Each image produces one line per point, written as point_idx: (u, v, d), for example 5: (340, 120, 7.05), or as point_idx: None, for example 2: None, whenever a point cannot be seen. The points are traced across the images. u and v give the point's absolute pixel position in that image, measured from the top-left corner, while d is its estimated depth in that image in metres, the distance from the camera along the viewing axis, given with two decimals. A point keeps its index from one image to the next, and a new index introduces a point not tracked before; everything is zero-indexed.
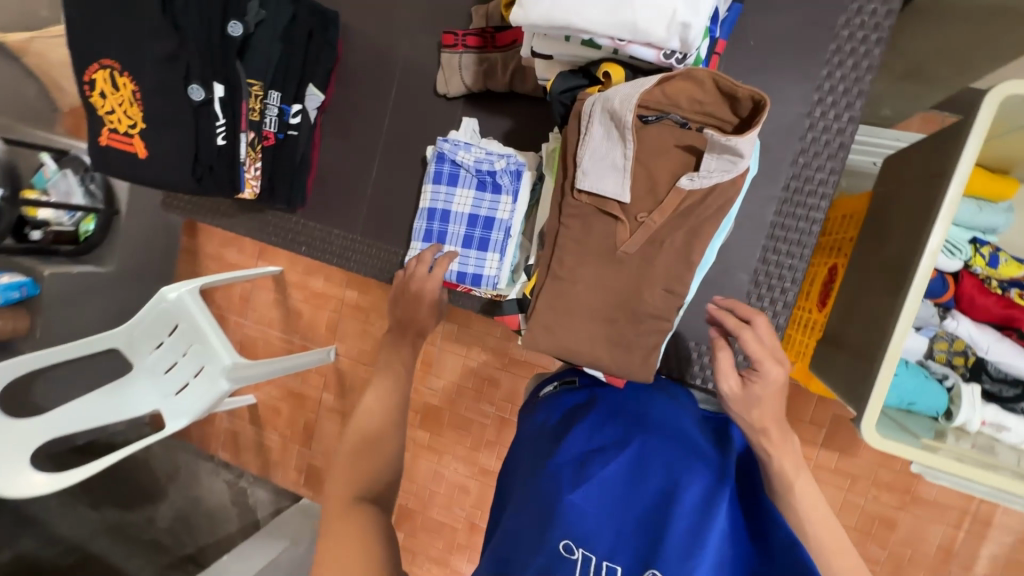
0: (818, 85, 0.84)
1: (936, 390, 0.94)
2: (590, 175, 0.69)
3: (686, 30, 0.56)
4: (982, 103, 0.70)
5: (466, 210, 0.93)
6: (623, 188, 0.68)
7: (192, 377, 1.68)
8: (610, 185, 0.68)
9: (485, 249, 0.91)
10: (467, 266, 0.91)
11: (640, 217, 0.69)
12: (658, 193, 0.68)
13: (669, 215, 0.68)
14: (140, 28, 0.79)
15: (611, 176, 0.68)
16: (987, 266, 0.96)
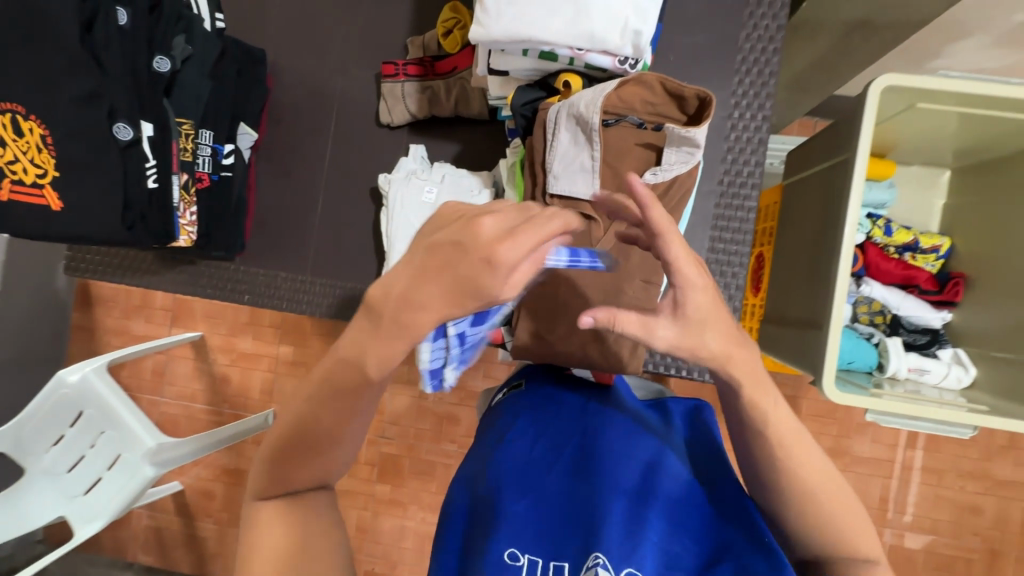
0: (733, 91, 0.95)
1: (867, 348, 1.05)
2: (561, 179, 0.73)
3: (639, 36, 0.62)
4: (871, 92, 0.84)
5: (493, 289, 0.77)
6: (594, 189, 0.72)
7: (105, 469, 1.45)
8: (581, 188, 0.72)
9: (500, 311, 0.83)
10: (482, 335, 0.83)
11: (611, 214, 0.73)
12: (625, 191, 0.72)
13: None
14: (50, 63, 0.71)
15: (581, 178, 0.72)
16: (884, 235, 1.12)
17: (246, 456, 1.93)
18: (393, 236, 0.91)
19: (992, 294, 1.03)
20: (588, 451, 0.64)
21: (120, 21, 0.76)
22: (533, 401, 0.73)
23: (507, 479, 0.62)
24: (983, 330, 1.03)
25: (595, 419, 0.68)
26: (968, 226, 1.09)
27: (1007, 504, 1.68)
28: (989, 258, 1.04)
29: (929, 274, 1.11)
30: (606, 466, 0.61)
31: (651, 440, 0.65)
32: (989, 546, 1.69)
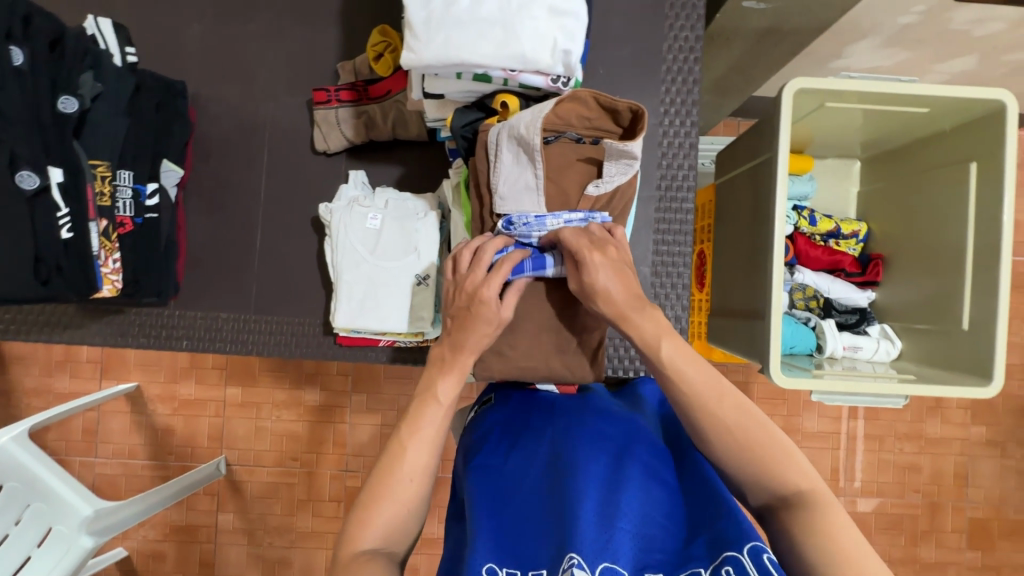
0: (661, 100, 0.99)
1: (805, 332, 1.12)
2: (507, 201, 0.73)
3: (568, 55, 0.63)
4: (784, 95, 0.90)
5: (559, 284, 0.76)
6: (541, 208, 0.72)
7: (36, 547, 1.28)
8: (528, 206, 0.73)
9: None
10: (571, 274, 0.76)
11: None
12: (570, 207, 0.74)
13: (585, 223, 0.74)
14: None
15: (528, 198, 0.72)
16: (810, 225, 1.20)
17: (198, 510, 1.81)
18: (339, 266, 0.88)
19: (907, 269, 1.12)
20: (557, 455, 0.66)
21: (16, 61, 0.70)
22: (504, 421, 0.77)
23: (486, 503, 0.63)
24: (908, 303, 1.11)
25: (562, 423, 0.72)
26: (880, 211, 1.19)
27: (940, 459, 1.83)
28: (901, 237, 1.14)
29: (852, 258, 1.19)
30: (575, 465, 0.63)
31: (617, 431, 0.70)
32: (929, 499, 1.83)
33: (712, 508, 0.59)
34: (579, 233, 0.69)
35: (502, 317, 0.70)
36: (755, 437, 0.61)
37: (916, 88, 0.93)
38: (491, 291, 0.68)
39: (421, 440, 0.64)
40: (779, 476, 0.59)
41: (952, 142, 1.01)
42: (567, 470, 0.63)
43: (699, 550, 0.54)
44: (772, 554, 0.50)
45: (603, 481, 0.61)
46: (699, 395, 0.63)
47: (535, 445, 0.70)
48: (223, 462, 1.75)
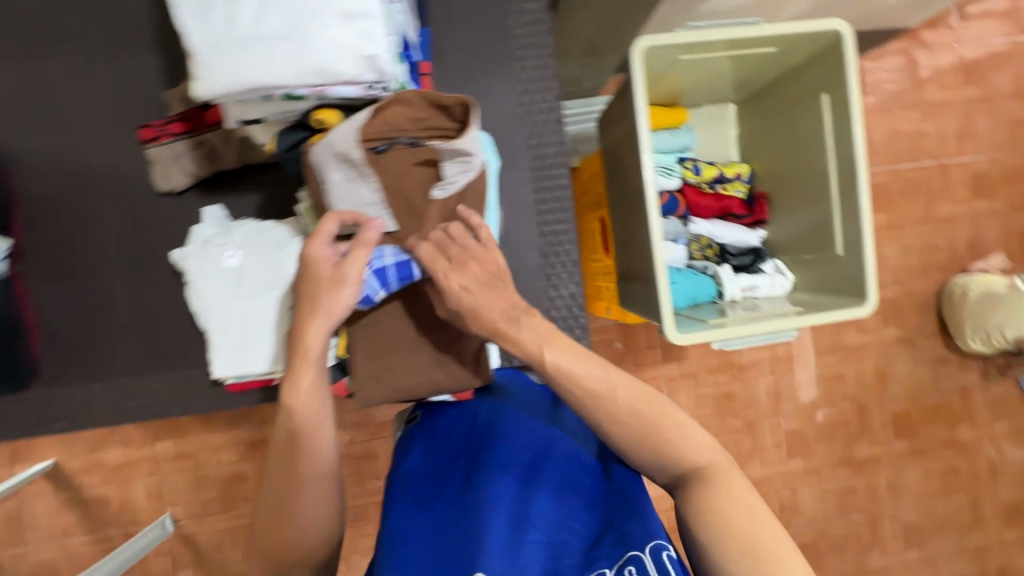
0: (519, 78, 0.96)
1: (705, 281, 1.16)
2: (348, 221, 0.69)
3: (374, 62, 0.58)
4: (632, 56, 0.89)
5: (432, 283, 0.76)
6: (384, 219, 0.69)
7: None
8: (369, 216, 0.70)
9: None
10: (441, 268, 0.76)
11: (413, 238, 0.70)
12: (419, 214, 0.70)
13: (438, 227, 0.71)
14: None
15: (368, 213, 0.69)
16: (696, 174, 1.22)
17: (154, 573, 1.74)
18: (205, 314, 0.82)
19: (789, 204, 1.16)
20: (479, 481, 0.76)
21: None
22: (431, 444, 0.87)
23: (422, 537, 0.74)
24: (793, 237, 1.16)
25: (484, 445, 0.81)
26: (760, 151, 1.22)
27: (861, 365, 1.96)
28: (780, 173, 1.17)
29: (739, 200, 1.22)
30: (489, 494, 0.73)
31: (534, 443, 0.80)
32: (857, 403, 1.97)
33: (615, 507, 0.71)
34: (435, 252, 0.69)
35: (336, 274, 0.67)
36: (644, 418, 0.65)
37: (759, 29, 0.94)
38: (317, 249, 0.68)
39: (299, 448, 0.69)
40: (670, 449, 0.64)
41: (806, 76, 1.04)
42: (485, 497, 0.73)
43: (602, 549, 0.65)
44: (670, 551, 0.61)
45: (516, 500, 0.72)
46: (589, 386, 0.65)
47: (463, 473, 0.80)
48: (170, 520, 1.68)
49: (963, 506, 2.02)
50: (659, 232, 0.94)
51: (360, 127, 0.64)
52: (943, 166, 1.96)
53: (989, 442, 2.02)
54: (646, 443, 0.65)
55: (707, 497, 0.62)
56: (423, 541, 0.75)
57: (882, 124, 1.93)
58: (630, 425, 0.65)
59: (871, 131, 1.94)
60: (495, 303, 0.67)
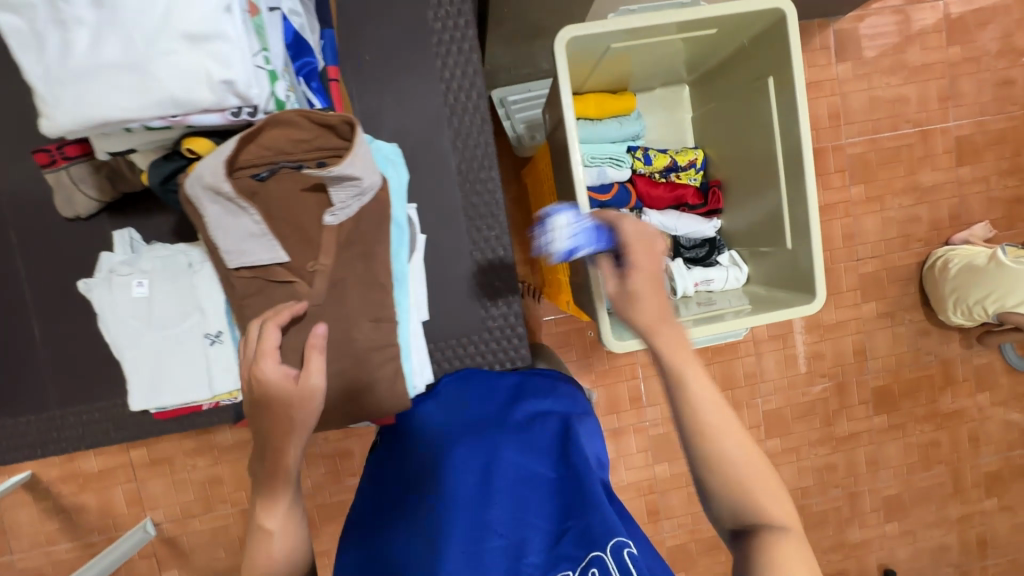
0: (441, 76, 0.90)
1: (657, 277, 1.12)
2: (237, 255, 0.65)
3: (231, 87, 0.53)
4: (553, 49, 0.82)
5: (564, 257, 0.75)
6: (275, 252, 0.64)
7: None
8: (261, 253, 0.64)
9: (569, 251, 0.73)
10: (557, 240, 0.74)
11: (310, 266, 0.66)
12: (314, 241, 0.65)
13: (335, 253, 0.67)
14: None
15: (256, 246, 0.64)
16: (646, 164, 1.16)
17: None
18: (117, 347, 0.79)
19: (740, 193, 1.11)
20: (436, 490, 0.73)
21: None
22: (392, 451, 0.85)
23: (391, 549, 0.71)
24: (745, 227, 1.12)
25: (438, 447, 0.79)
26: (715, 137, 1.16)
27: (840, 342, 1.93)
28: (733, 160, 1.11)
29: (693, 189, 1.17)
30: (446, 501, 0.71)
31: (488, 442, 0.76)
32: (835, 381, 1.94)
33: (574, 499, 0.70)
34: (638, 232, 0.61)
35: (302, 385, 0.58)
36: (739, 470, 0.57)
37: (695, 12, 0.86)
38: (272, 364, 0.57)
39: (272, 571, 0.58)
40: (754, 503, 0.57)
41: (754, 57, 0.97)
42: (443, 509, 0.71)
43: (565, 546, 0.65)
44: (631, 548, 0.62)
45: (475, 508, 0.70)
46: (702, 413, 0.58)
47: (417, 480, 0.77)
48: (151, 523, 1.71)
49: (944, 478, 2.01)
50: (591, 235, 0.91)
51: (234, 147, 0.58)
52: (926, 132, 1.88)
53: (972, 414, 2.00)
54: (731, 489, 0.57)
55: (779, 561, 0.53)
56: (385, 555, 0.71)
57: (862, 91, 1.84)
58: (721, 467, 0.57)
59: (850, 98, 1.84)
60: (652, 301, 0.60)
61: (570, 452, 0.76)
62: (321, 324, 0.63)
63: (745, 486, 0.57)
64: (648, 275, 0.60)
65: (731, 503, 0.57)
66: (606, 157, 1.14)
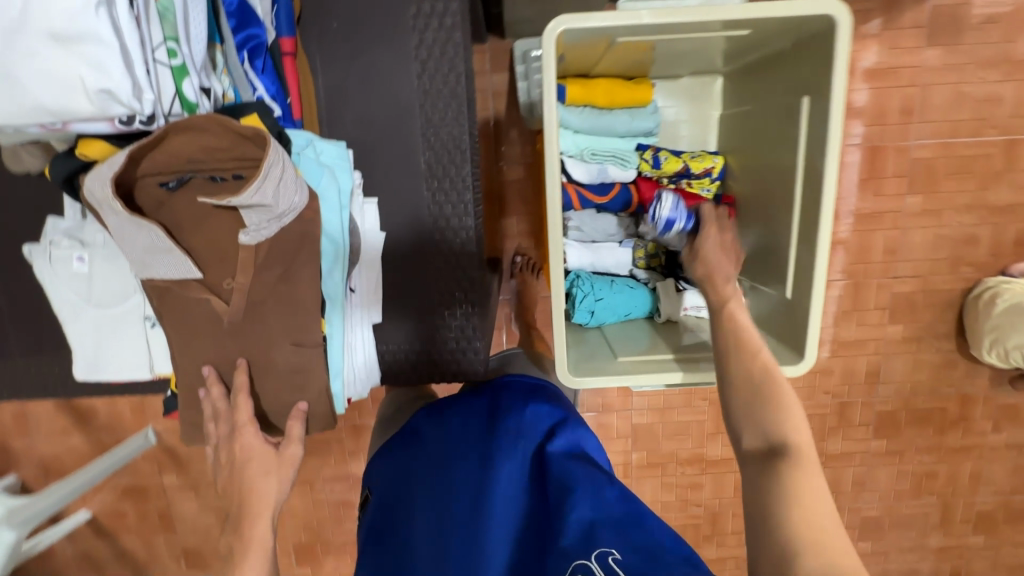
0: (415, 52, 0.78)
1: (641, 295, 1.03)
2: (146, 267, 0.65)
3: (110, 97, 0.53)
4: (541, 44, 0.70)
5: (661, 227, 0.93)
6: (186, 265, 0.65)
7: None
8: (171, 269, 0.65)
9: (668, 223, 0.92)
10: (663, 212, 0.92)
11: (226, 284, 0.67)
12: (229, 257, 0.66)
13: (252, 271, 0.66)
14: None
15: (165, 260, 0.64)
16: (653, 168, 1.02)
17: (144, 474, 1.94)
18: (62, 317, 0.79)
19: (751, 217, 0.97)
20: (427, 529, 0.71)
21: None
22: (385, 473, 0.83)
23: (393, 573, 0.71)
24: (750, 255, 0.99)
25: (427, 469, 0.78)
26: (737, 145, 1.01)
27: (853, 359, 1.80)
28: (751, 176, 0.96)
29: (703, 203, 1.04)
30: (440, 529, 0.70)
31: (467, 471, 0.73)
32: (838, 399, 1.84)
33: (560, 514, 0.67)
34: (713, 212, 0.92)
35: (283, 454, 0.67)
36: (765, 380, 0.67)
37: (728, 10, 0.69)
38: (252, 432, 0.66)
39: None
40: (769, 417, 0.64)
41: (793, 66, 0.81)
42: (440, 535, 0.70)
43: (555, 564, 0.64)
44: (616, 554, 0.61)
45: (468, 534, 0.69)
46: (746, 333, 0.72)
47: (409, 512, 0.75)
48: (152, 432, 1.76)
49: (932, 507, 1.94)
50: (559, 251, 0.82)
51: (134, 149, 0.59)
52: (1012, 142, 1.61)
53: (981, 453, 1.88)
54: (752, 397, 0.66)
55: (785, 472, 0.59)
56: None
57: (947, 84, 1.56)
58: (748, 376, 0.68)
59: (931, 91, 1.58)
60: (718, 251, 0.85)
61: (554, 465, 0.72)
62: (304, 401, 0.71)
63: (767, 399, 0.65)
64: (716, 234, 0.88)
65: (751, 418, 0.65)
66: (609, 153, 1.01)
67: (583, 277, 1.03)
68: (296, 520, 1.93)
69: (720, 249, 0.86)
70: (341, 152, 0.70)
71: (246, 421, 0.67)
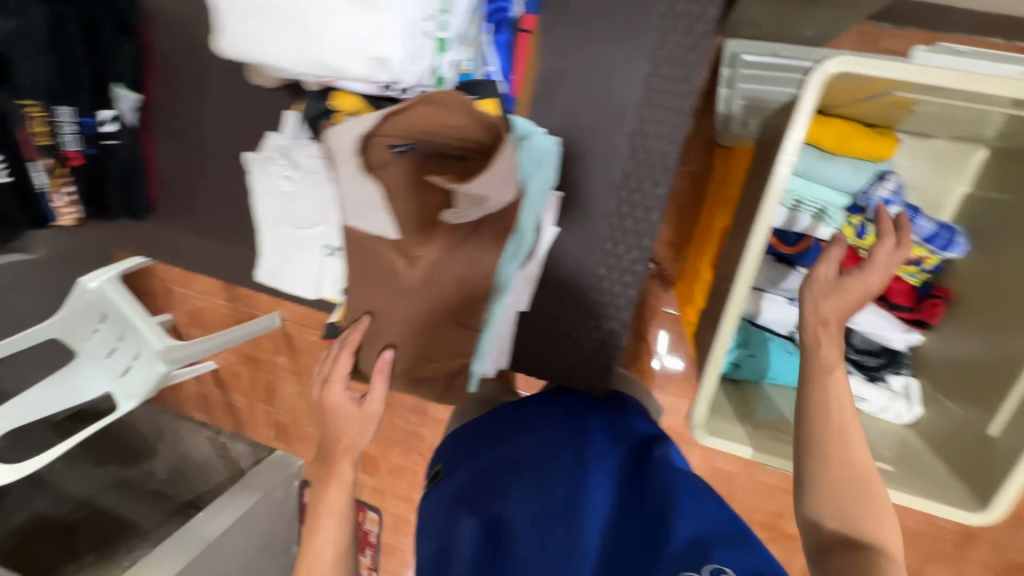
0: (653, 53, 0.73)
1: (796, 364, 0.93)
2: (354, 216, 0.71)
3: (381, 64, 0.63)
4: (803, 82, 0.60)
5: (879, 200, 0.86)
6: (387, 223, 0.69)
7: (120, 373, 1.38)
8: (375, 224, 0.70)
9: (884, 205, 0.85)
10: (877, 191, 0.86)
11: (414, 252, 0.69)
12: (423, 233, 0.68)
13: (440, 247, 0.69)
14: None
15: (370, 215, 0.69)
16: (854, 237, 0.89)
17: (263, 348, 2.19)
18: (259, 223, 0.88)
19: (972, 321, 0.83)
20: (504, 510, 0.59)
21: None
22: (457, 444, 0.77)
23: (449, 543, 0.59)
24: (948, 362, 0.86)
25: (512, 438, 0.70)
26: (984, 240, 0.84)
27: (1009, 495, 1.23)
28: (988, 283, 0.81)
29: (905, 287, 0.90)
30: (524, 494, 0.59)
31: (545, 459, 0.64)
32: None
33: (659, 508, 0.57)
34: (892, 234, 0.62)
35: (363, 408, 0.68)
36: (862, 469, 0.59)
37: None
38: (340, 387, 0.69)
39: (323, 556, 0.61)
40: (857, 510, 0.57)
41: None
42: (515, 497, 0.60)
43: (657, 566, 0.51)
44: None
45: (547, 505, 0.58)
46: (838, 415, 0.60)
47: (485, 475, 0.66)
48: (274, 319, 1.77)
49: None
50: (736, 308, 0.73)
51: (382, 116, 0.62)
52: None
53: None
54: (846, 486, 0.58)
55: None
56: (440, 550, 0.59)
57: None
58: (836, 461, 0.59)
59: None
60: (845, 304, 0.61)
61: (654, 471, 0.63)
62: (391, 350, 0.72)
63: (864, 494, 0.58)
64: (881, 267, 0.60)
65: (841, 507, 0.58)
66: (811, 206, 0.90)
67: (739, 326, 0.95)
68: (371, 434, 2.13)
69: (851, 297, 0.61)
70: (551, 151, 0.76)
71: (340, 375, 0.71)
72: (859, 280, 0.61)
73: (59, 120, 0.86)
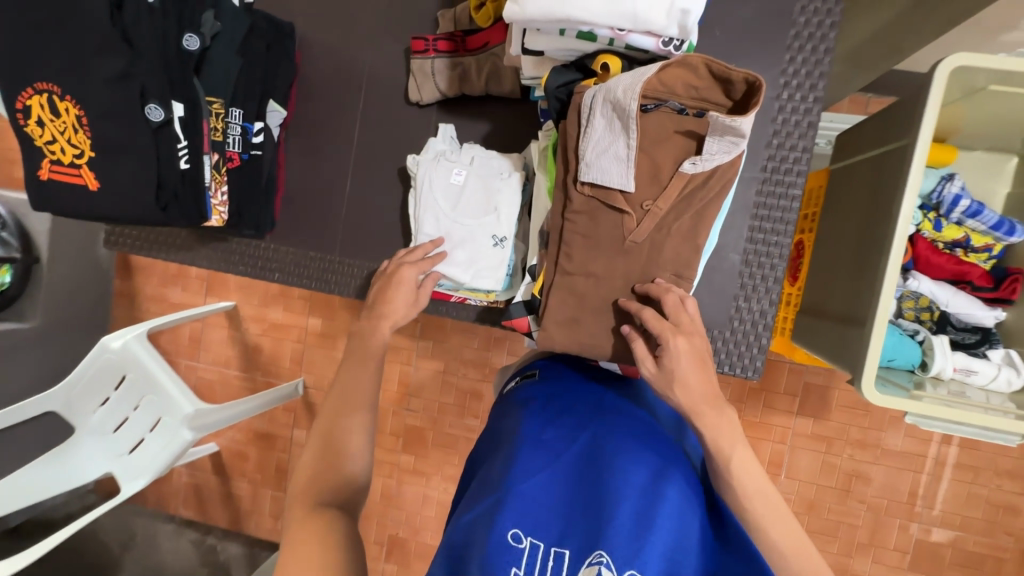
0: (783, 70, 1.03)
1: (910, 345, 1.01)
2: (592, 167, 0.89)
3: (685, 15, 0.79)
4: (935, 76, 0.78)
5: (950, 196, 1.02)
6: (625, 174, 0.88)
7: (127, 452, 1.55)
8: (615, 175, 0.88)
9: (958, 199, 1.01)
10: (949, 189, 1.02)
11: (645, 206, 0.89)
12: (655, 187, 0.89)
13: (671, 201, 0.88)
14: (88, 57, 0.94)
15: (617, 168, 0.88)
16: (932, 229, 1.05)
17: (279, 422, 1.99)
18: (422, 217, 1.06)
19: None
20: (606, 471, 0.65)
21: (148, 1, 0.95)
22: (547, 388, 0.87)
23: (519, 465, 0.66)
24: None
25: (610, 415, 0.78)
26: None
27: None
28: None
29: (982, 271, 1.05)
30: (619, 463, 0.66)
31: (647, 449, 0.71)
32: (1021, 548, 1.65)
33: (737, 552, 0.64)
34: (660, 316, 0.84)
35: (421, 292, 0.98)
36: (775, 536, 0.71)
37: None
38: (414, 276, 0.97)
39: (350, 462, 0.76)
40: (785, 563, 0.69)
41: None
42: (608, 451, 0.68)
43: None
44: None
45: (640, 483, 0.64)
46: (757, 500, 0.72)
47: (579, 432, 0.72)
48: (300, 385, 1.88)
49: None
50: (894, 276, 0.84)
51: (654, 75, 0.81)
52: None
53: None
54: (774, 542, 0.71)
55: None
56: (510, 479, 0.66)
57: None
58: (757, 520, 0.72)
59: None
60: (696, 381, 0.78)
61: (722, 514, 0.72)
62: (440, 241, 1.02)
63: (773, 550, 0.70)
64: (682, 351, 0.79)
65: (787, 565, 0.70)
66: None
67: None
68: (399, 513, 1.94)
69: (693, 373, 0.78)
70: None
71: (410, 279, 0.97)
72: (672, 361, 0.80)
73: (230, 120, 1.07)
